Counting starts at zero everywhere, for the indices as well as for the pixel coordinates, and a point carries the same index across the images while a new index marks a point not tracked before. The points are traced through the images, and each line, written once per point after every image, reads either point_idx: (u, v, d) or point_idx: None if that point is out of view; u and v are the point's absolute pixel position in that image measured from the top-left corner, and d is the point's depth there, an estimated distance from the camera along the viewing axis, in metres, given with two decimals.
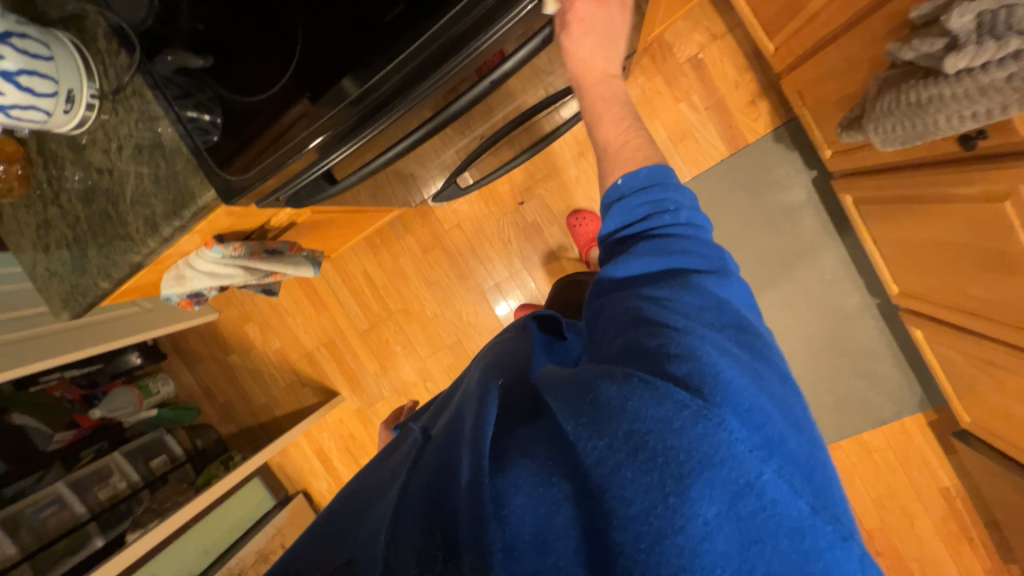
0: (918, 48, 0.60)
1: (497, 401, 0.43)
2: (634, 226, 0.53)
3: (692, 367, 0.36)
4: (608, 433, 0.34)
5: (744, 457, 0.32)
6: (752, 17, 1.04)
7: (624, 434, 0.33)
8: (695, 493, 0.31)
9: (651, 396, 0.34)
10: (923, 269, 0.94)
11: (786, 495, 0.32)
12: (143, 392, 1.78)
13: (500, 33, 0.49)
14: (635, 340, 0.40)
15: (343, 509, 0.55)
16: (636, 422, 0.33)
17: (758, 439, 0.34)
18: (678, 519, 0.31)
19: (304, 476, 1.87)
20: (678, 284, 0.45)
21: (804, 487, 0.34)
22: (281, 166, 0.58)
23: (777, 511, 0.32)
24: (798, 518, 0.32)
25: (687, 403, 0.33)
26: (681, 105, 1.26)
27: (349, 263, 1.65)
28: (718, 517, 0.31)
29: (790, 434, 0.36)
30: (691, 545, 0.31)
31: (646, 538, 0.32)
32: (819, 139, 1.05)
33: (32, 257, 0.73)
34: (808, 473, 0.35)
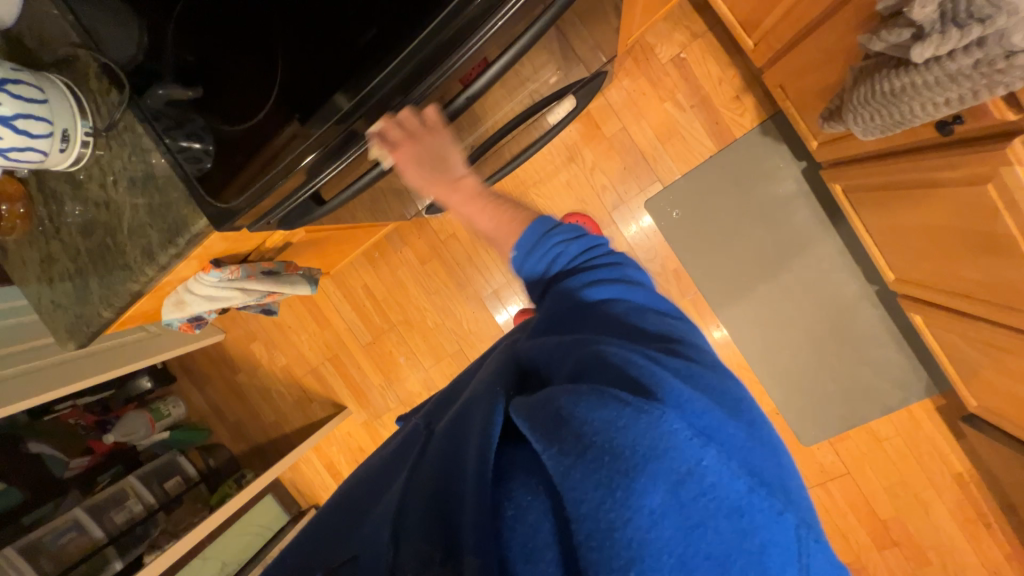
0: (887, 39, 0.60)
1: (506, 412, 0.41)
2: (550, 266, 0.54)
3: (629, 373, 0.37)
4: (558, 440, 0.34)
5: (687, 445, 0.32)
6: (729, 14, 1.05)
7: (573, 439, 0.33)
8: (640, 486, 0.31)
9: (594, 399, 0.35)
10: (916, 255, 0.94)
11: (726, 477, 0.32)
12: (154, 416, 1.82)
13: (475, 47, 0.51)
14: (569, 362, 0.42)
15: (348, 509, 0.56)
16: (584, 426, 0.34)
17: (700, 427, 0.34)
18: (625, 513, 0.31)
19: (316, 490, 1.89)
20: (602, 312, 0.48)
21: (748, 470, 0.34)
22: (272, 187, 0.60)
23: (717, 494, 0.32)
24: (738, 497, 0.32)
25: (627, 402, 0.34)
26: (667, 104, 1.27)
27: (348, 278, 1.67)
28: (662, 505, 0.31)
29: (731, 420, 0.36)
30: (639, 536, 0.31)
31: (597, 534, 0.32)
32: (805, 130, 1.05)
33: (37, 290, 0.76)
34: (748, 455, 0.35)
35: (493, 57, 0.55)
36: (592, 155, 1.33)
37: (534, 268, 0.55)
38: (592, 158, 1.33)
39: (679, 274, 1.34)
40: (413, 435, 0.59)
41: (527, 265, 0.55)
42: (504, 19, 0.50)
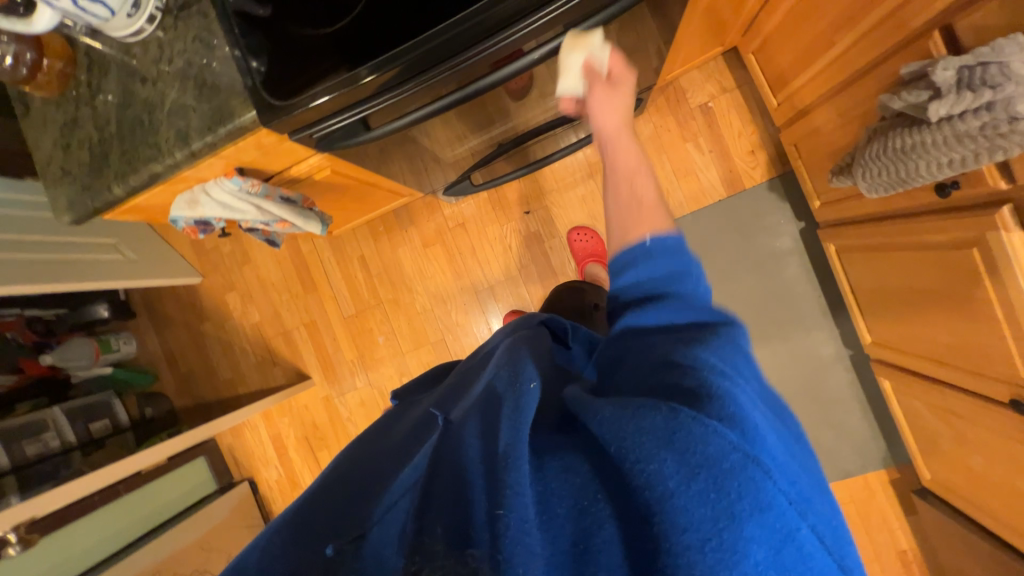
0: (907, 98, 0.68)
1: (536, 398, 0.47)
2: (661, 281, 0.52)
3: (733, 409, 0.37)
4: (659, 458, 0.35)
5: (787, 509, 0.34)
6: (760, 73, 1.16)
7: (675, 462, 0.35)
8: (748, 534, 0.33)
9: (701, 431, 0.35)
10: (896, 318, 1.01)
11: (820, 548, 0.35)
12: (102, 347, 1.69)
13: (522, 30, 0.58)
14: (678, 378, 0.40)
15: (360, 483, 0.53)
16: (688, 452, 0.35)
17: (800, 491, 0.36)
18: (731, 557, 0.33)
19: (254, 462, 1.78)
20: (702, 332, 0.47)
21: (835, 544, 0.37)
22: (312, 102, 0.62)
23: (812, 562, 0.34)
24: (830, 570, 0.35)
25: (745, 450, 0.35)
26: (688, 144, 1.37)
27: (346, 247, 1.65)
28: (766, 560, 0.33)
29: (818, 492, 0.38)
30: None
31: (697, 571, 0.33)
32: (811, 189, 1.14)
33: (48, 155, 0.73)
34: (834, 529, 0.38)
35: (528, 49, 0.62)
36: None
37: (645, 278, 0.53)
38: None
39: None
40: (426, 423, 0.58)
41: (633, 275, 0.54)
42: (553, 11, 0.57)
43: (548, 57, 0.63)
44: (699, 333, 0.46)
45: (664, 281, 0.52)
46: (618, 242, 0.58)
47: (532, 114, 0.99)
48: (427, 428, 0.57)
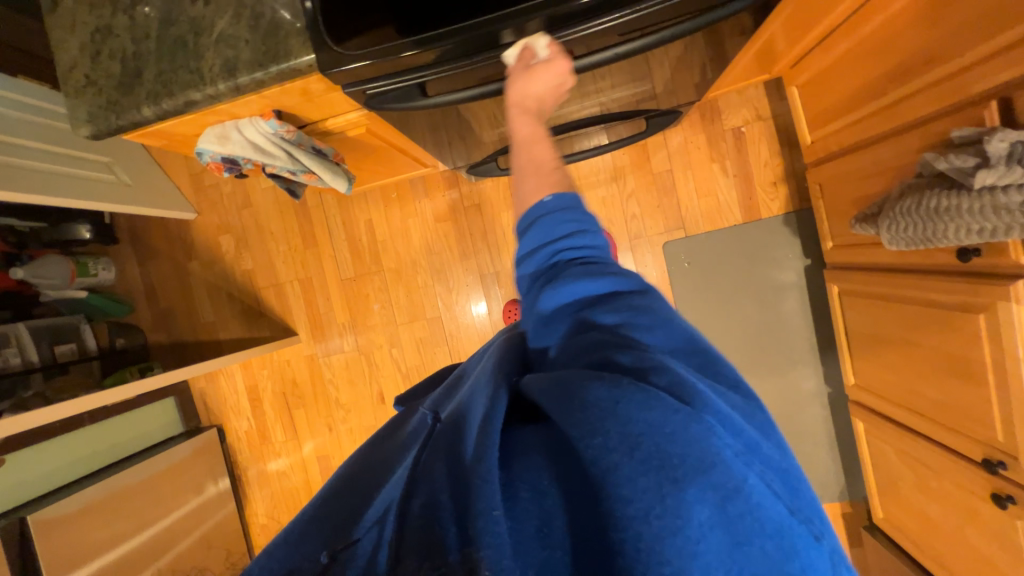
0: (953, 162, 0.70)
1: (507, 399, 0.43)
2: (562, 244, 0.51)
3: (668, 376, 0.37)
4: (602, 431, 0.34)
5: (732, 462, 0.33)
6: (800, 108, 1.17)
7: (617, 435, 0.34)
8: (689, 495, 0.32)
9: (639, 398, 0.35)
10: (884, 366, 1.06)
11: (769, 497, 0.33)
12: (79, 270, 1.60)
13: (596, 28, 0.56)
14: (621, 351, 0.40)
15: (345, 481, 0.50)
16: (629, 423, 0.34)
17: (743, 441, 0.36)
18: (676, 520, 0.32)
19: (225, 410, 1.74)
20: (620, 299, 0.46)
21: (786, 489, 0.35)
22: (382, 56, 0.59)
23: (761, 512, 0.32)
24: (782, 519, 0.33)
25: (682, 407, 0.34)
26: (715, 165, 1.37)
27: (354, 208, 1.61)
28: (711, 519, 0.32)
29: (766, 443, 0.38)
30: (688, 546, 0.31)
31: (643, 540, 0.32)
32: (825, 230, 1.18)
33: (72, 60, 0.68)
34: (785, 476, 0.36)
35: (580, 53, 0.62)
36: (633, 184, 1.42)
37: (546, 241, 0.51)
38: (632, 185, 1.42)
39: None
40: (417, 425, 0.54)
41: (531, 241, 0.52)
42: (634, 14, 0.55)
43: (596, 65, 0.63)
44: (618, 302, 0.45)
45: (563, 242, 0.51)
46: (526, 208, 0.56)
47: (576, 108, 0.98)
48: (415, 427, 0.54)
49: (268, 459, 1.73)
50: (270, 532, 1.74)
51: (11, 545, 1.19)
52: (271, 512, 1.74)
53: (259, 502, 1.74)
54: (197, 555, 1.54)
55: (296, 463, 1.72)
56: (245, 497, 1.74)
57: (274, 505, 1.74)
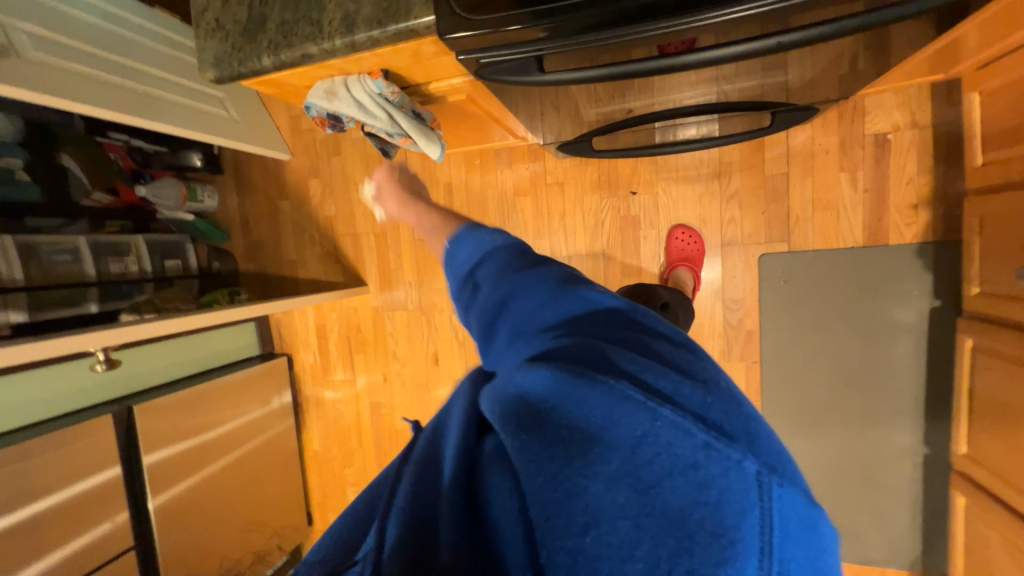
0: None
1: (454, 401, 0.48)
2: (485, 261, 0.64)
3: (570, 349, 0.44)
4: (511, 413, 0.39)
5: (635, 412, 0.36)
6: (976, 121, 0.96)
7: (526, 408, 0.39)
8: (595, 455, 0.35)
9: (539, 373, 0.41)
10: (1015, 445, 0.89)
11: (680, 435, 0.36)
12: (188, 194, 1.76)
13: (736, 15, 0.48)
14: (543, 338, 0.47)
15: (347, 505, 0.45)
16: (536, 397, 0.40)
17: (653, 391, 0.38)
18: (583, 482, 0.34)
19: (296, 342, 1.88)
20: (534, 292, 0.55)
21: (704, 423, 0.37)
22: (501, 25, 0.54)
23: (669, 453, 0.35)
24: (693, 455, 0.35)
25: (580, 375, 0.39)
26: (843, 174, 1.19)
27: (436, 170, 1.60)
28: (617, 474, 0.35)
29: (683, 384, 0.40)
30: (597, 503, 0.34)
31: (552, 507, 0.34)
32: (974, 273, 0.99)
33: (206, 1, 0.69)
34: (709, 409, 0.38)
35: (702, 45, 0.54)
36: (738, 184, 1.27)
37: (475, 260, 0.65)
38: (737, 185, 1.27)
39: (752, 337, 1.30)
40: None
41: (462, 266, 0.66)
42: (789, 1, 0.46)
43: (719, 61, 0.54)
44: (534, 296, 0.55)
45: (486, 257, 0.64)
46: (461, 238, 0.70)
47: (696, 96, 0.86)
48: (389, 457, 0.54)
49: (327, 394, 1.87)
50: (320, 458, 1.91)
51: (121, 425, 1.38)
52: (323, 440, 1.90)
53: (315, 429, 1.91)
54: (258, 463, 1.73)
55: (351, 402, 1.84)
56: (303, 422, 1.91)
57: (327, 435, 1.89)
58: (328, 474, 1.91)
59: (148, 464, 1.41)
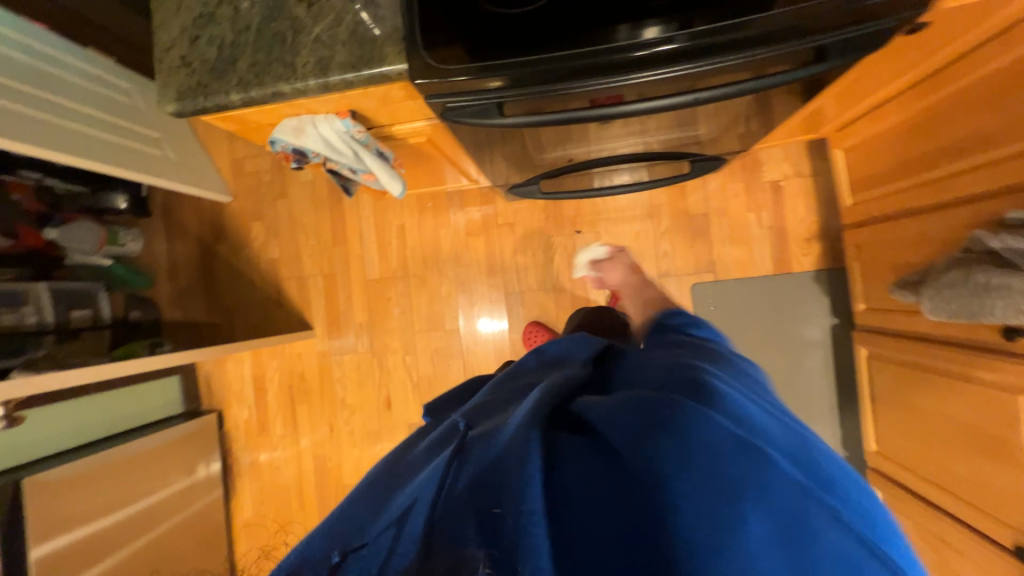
0: (1009, 241, 0.72)
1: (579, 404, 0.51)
2: None
3: (728, 404, 0.48)
4: (658, 445, 0.42)
5: (789, 488, 0.41)
6: (843, 170, 1.19)
7: (679, 448, 0.42)
8: (746, 515, 0.40)
9: (703, 420, 0.44)
10: (910, 436, 1.04)
11: (833, 526, 0.41)
12: (108, 238, 1.59)
13: (656, 76, 0.59)
14: (695, 376, 0.53)
15: (400, 476, 0.53)
16: (693, 441, 0.42)
17: (812, 482, 0.43)
18: (729, 535, 0.39)
19: (228, 396, 1.72)
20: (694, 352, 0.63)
21: (856, 520, 0.42)
22: (464, 75, 0.62)
23: (823, 542, 0.40)
24: (845, 549, 0.40)
25: (742, 435, 0.44)
26: (750, 214, 1.40)
27: (389, 212, 1.63)
28: (762, 539, 0.39)
29: (841, 482, 0.44)
30: (738, 558, 0.39)
31: (689, 549, 0.39)
32: (859, 292, 1.19)
33: (172, 41, 0.71)
34: (858, 507, 0.43)
35: (631, 99, 0.65)
36: (668, 223, 1.44)
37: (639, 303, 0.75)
38: (667, 224, 1.44)
39: None
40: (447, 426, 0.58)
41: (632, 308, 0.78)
42: (693, 69, 0.58)
43: (645, 112, 0.65)
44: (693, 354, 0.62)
45: None
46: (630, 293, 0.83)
47: (629, 144, 1.00)
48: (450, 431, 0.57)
49: (263, 451, 1.70)
50: (252, 527, 1.70)
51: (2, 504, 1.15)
52: (257, 506, 1.70)
53: (247, 494, 1.70)
54: (174, 541, 1.50)
55: (291, 458, 1.68)
56: (234, 487, 1.70)
57: (261, 500, 1.69)
58: (261, 546, 1.69)
59: (34, 560, 1.17)
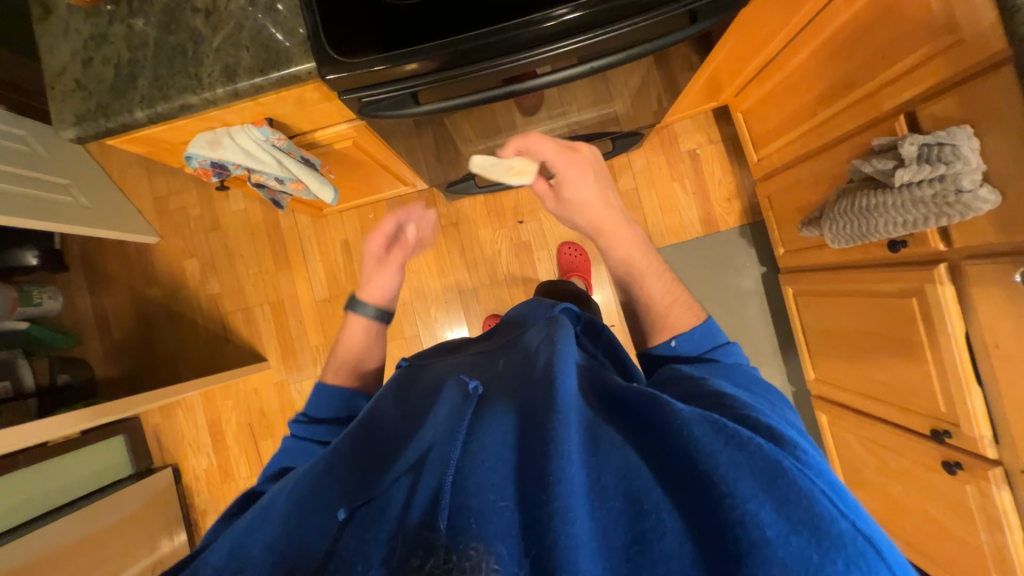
0: (877, 165, 0.82)
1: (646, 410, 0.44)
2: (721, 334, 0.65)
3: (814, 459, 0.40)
4: (740, 479, 0.36)
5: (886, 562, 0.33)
6: (745, 131, 1.32)
7: (767, 489, 0.35)
8: None
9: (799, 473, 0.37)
10: (838, 357, 1.15)
11: None
12: (20, 299, 1.45)
13: (558, 50, 0.64)
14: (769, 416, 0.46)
15: (392, 445, 0.52)
16: (786, 486, 0.35)
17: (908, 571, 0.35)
18: None
19: (183, 447, 1.62)
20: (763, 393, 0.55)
21: None
22: (377, 67, 0.63)
23: None
24: None
25: (832, 494, 0.36)
26: (675, 184, 1.50)
27: (330, 229, 1.61)
28: None
29: None
30: None
31: None
32: (777, 238, 1.31)
33: (63, 64, 0.69)
34: None
35: (538, 73, 0.70)
36: None
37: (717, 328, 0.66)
38: None
39: None
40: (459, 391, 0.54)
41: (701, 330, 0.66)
42: (588, 41, 0.64)
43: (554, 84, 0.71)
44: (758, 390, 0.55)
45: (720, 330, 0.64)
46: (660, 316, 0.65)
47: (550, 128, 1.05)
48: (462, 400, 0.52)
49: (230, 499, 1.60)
50: None
51: None
52: None
53: None
54: None
55: None
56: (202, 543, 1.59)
57: None
58: None
59: None
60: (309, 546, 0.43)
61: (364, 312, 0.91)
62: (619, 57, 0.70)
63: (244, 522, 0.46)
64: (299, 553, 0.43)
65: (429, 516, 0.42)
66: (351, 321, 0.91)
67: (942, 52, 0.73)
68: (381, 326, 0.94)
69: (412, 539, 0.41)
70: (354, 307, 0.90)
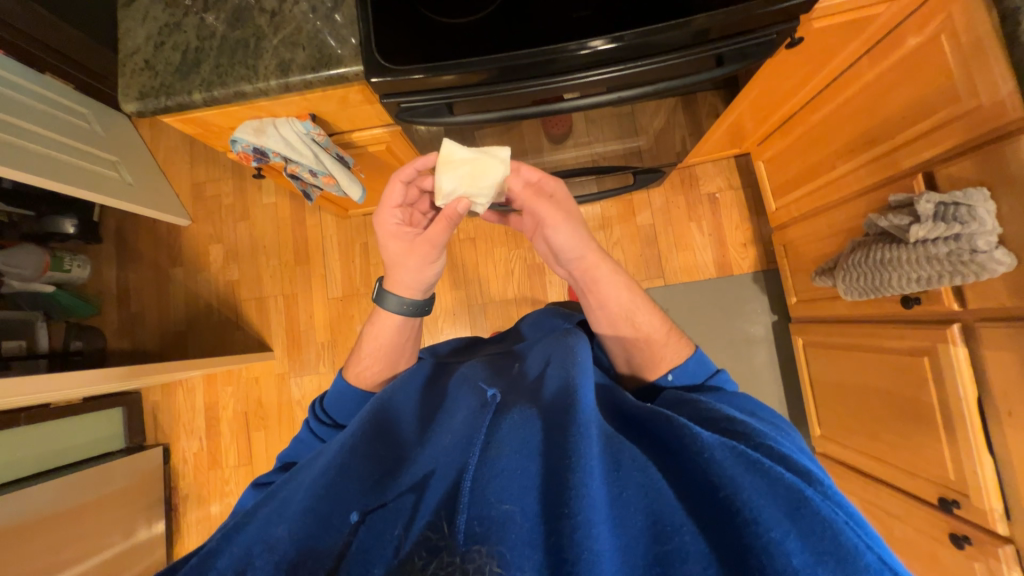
0: (892, 220, 0.83)
1: (666, 434, 0.43)
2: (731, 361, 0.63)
3: (836, 489, 0.39)
4: (765, 505, 0.34)
5: None
6: (765, 179, 1.34)
7: (792, 516, 0.34)
8: None
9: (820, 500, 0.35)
10: (845, 413, 1.12)
11: None
12: (52, 263, 1.52)
13: (589, 78, 0.68)
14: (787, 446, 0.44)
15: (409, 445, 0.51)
16: (813, 513, 0.34)
17: None
18: None
19: (177, 428, 1.62)
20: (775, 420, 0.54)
21: None
22: (417, 75, 0.68)
23: None
24: None
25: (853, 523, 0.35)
26: (692, 224, 1.52)
27: (352, 232, 1.66)
28: None
29: None
30: None
31: None
32: (790, 286, 1.30)
33: (137, 46, 0.76)
34: None
35: (567, 98, 0.75)
36: (619, 233, 1.53)
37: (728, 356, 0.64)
38: (618, 234, 1.53)
39: None
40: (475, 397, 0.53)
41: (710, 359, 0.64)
42: (618, 72, 0.68)
43: (581, 109, 0.75)
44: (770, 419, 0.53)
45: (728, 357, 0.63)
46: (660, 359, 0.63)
47: (568, 156, 1.07)
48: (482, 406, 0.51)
49: (213, 487, 1.59)
50: None
51: None
52: None
53: (192, 537, 1.57)
54: None
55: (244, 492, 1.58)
56: (178, 527, 1.58)
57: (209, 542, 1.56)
58: None
59: None
60: (322, 542, 0.43)
61: (394, 302, 0.71)
62: (647, 88, 0.73)
63: (258, 517, 0.45)
64: (313, 548, 0.43)
65: (439, 515, 0.41)
66: (380, 313, 0.73)
67: (961, 117, 0.75)
68: (418, 321, 0.75)
69: (420, 540, 0.40)
70: (383, 294, 0.72)
